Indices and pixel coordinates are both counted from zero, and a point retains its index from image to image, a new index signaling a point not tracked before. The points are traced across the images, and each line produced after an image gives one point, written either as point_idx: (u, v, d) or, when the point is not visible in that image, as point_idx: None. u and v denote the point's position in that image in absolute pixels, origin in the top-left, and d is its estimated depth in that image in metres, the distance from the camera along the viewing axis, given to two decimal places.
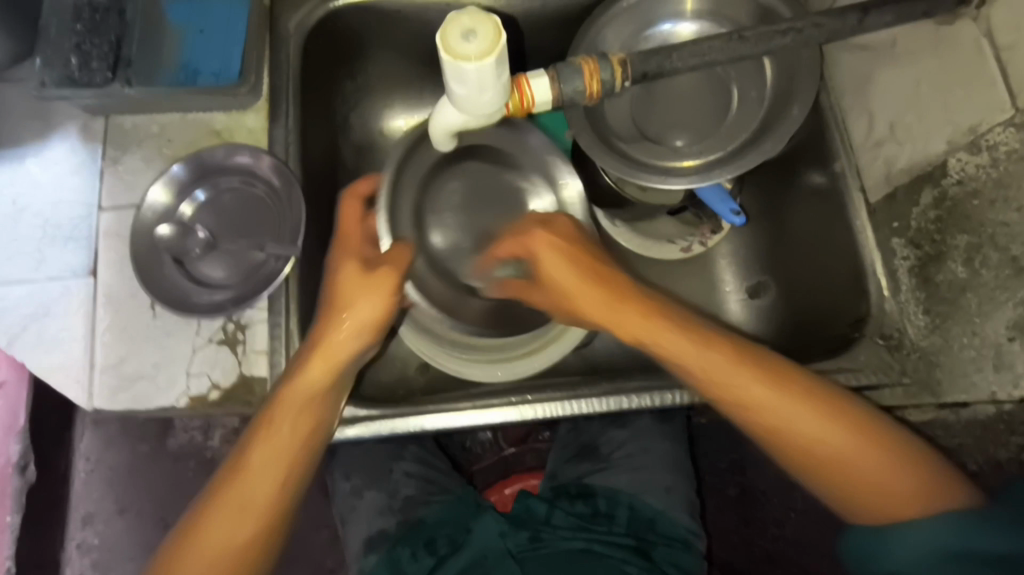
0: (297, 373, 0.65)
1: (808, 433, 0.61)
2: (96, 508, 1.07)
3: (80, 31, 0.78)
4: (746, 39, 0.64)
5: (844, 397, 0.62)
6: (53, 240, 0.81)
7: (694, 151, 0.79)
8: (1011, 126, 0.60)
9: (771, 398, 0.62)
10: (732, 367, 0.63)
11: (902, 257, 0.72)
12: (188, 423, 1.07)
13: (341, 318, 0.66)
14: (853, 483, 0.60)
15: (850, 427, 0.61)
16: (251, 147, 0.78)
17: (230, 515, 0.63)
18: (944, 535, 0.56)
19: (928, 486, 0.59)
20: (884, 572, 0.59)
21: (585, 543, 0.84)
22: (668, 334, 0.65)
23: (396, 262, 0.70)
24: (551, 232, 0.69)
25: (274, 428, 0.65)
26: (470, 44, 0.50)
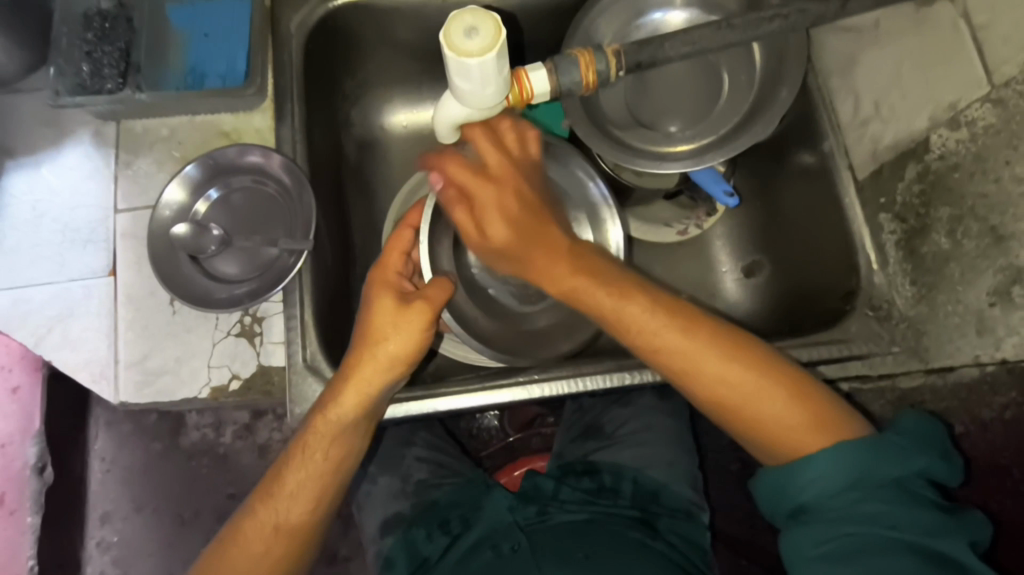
0: (331, 406, 0.67)
1: (720, 375, 0.60)
2: (115, 506, 1.10)
3: (91, 39, 0.82)
4: (735, 27, 0.66)
5: (747, 339, 0.62)
6: (71, 245, 0.83)
7: (687, 137, 0.83)
8: (988, 102, 0.65)
9: (683, 342, 0.61)
10: (648, 316, 0.63)
11: (889, 231, 0.74)
12: (200, 420, 1.11)
13: (376, 358, 0.68)
14: (759, 424, 0.59)
15: (752, 363, 0.60)
16: (260, 146, 0.81)
17: (264, 535, 0.66)
18: (843, 460, 0.55)
19: (826, 417, 0.58)
20: (793, 503, 0.56)
21: (590, 514, 0.88)
22: (592, 292, 0.64)
23: (433, 300, 0.70)
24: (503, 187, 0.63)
25: (314, 453, 0.68)
26: (473, 40, 0.53)
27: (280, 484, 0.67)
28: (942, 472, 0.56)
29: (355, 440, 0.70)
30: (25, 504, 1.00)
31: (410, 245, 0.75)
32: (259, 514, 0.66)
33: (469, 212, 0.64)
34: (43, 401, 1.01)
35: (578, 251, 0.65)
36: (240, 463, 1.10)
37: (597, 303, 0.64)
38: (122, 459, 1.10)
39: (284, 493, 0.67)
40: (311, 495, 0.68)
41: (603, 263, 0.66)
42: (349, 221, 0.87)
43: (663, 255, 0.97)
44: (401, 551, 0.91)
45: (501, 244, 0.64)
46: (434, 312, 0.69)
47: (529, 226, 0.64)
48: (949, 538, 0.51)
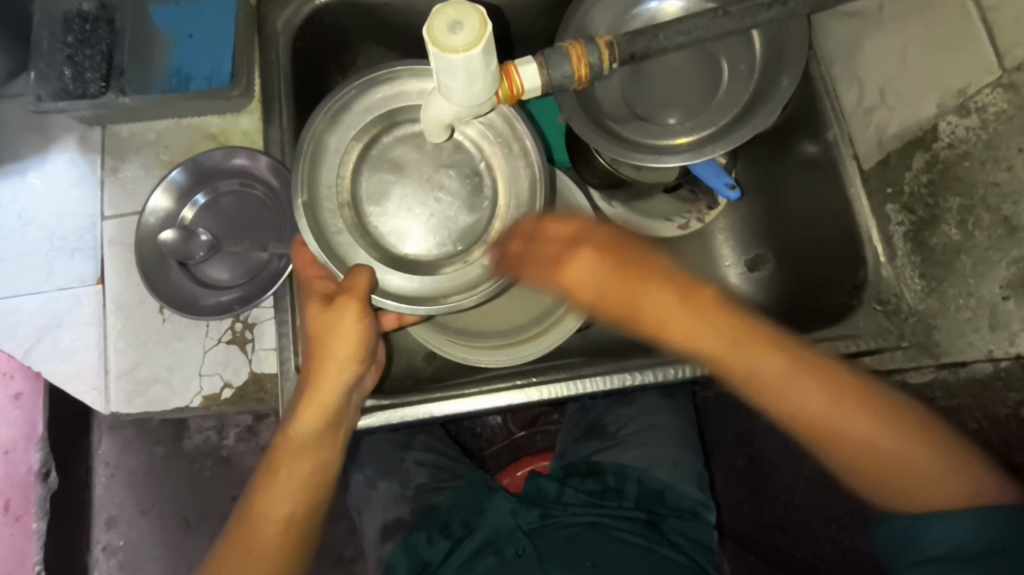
0: (289, 421, 0.67)
1: (865, 438, 0.57)
2: (119, 511, 1.09)
3: (72, 43, 0.79)
4: (732, 14, 0.63)
5: (871, 386, 0.58)
6: (59, 253, 0.82)
7: (687, 128, 0.80)
8: (999, 88, 0.61)
9: (823, 406, 0.58)
10: (788, 376, 0.58)
11: (897, 223, 0.72)
12: (202, 424, 1.10)
13: (322, 363, 0.67)
14: (893, 479, 0.56)
15: (877, 412, 0.57)
16: (247, 149, 0.79)
17: (239, 556, 0.65)
18: (987, 526, 0.52)
19: (974, 477, 0.55)
20: (916, 556, 0.54)
21: (594, 517, 0.87)
22: (681, 321, 0.60)
23: (357, 293, 0.66)
24: (599, 255, 0.62)
25: (281, 471, 0.68)
26: (458, 35, 0.49)
27: (256, 499, 0.67)
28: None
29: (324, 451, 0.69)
30: (31, 510, 1.01)
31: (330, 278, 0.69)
32: (260, 538, 0.65)
33: (556, 252, 0.63)
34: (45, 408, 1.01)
35: (683, 295, 0.60)
36: (242, 467, 1.09)
37: (707, 352, 0.60)
38: (124, 465, 1.09)
39: (269, 515, 0.66)
40: (294, 497, 0.67)
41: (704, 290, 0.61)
42: None
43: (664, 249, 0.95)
44: (402, 558, 0.90)
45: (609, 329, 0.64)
46: (363, 302, 0.65)
47: (622, 266, 0.62)
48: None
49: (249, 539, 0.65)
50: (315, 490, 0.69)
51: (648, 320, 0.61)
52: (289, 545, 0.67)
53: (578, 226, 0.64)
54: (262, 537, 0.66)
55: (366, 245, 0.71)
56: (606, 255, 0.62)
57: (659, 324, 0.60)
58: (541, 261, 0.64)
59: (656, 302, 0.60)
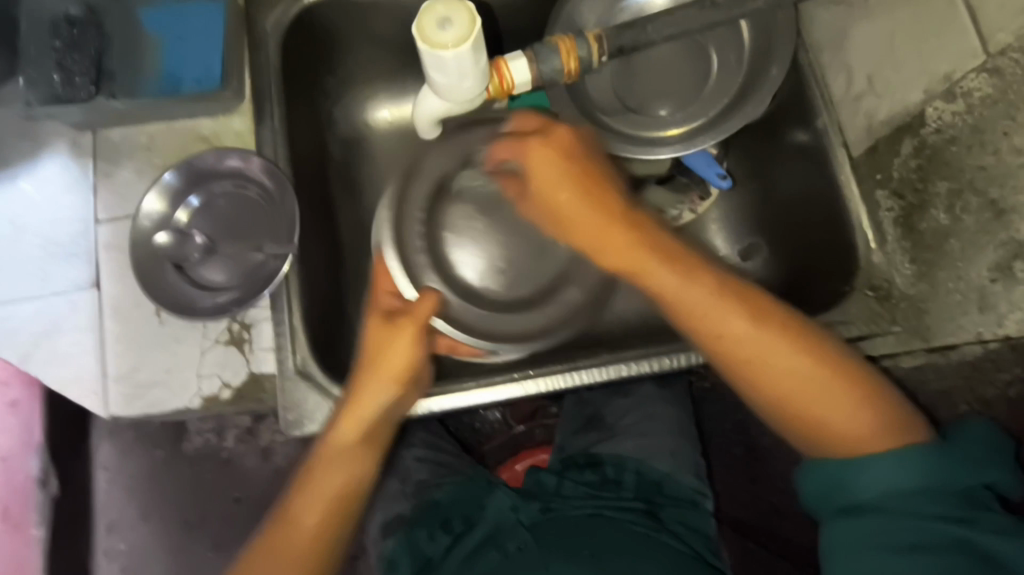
0: (330, 433, 0.68)
1: (791, 377, 0.61)
2: (120, 515, 1.10)
3: (60, 47, 0.77)
4: (718, 5, 0.63)
5: (812, 329, 0.63)
6: (53, 258, 0.80)
7: (679, 119, 0.81)
8: (984, 73, 0.64)
9: (750, 335, 0.62)
10: (717, 301, 0.63)
11: (887, 208, 0.72)
12: (202, 427, 1.13)
13: (369, 375, 0.69)
14: (820, 420, 0.60)
15: (818, 361, 0.61)
16: (239, 150, 0.79)
17: (272, 559, 0.65)
18: (920, 471, 0.55)
19: (894, 421, 0.59)
20: (849, 500, 0.57)
21: (593, 509, 0.88)
22: (659, 273, 0.64)
23: (418, 315, 0.71)
24: (549, 142, 0.66)
25: (318, 481, 0.68)
26: (448, 32, 0.49)
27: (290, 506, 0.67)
28: (1006, 485, 0.57)
29: (359, 466, 0.69)
30: (30, 517, 0.99)
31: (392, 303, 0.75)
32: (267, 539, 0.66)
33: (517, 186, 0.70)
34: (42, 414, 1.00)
35: (634, 222, 0.66)
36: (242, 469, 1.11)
37: (656, 284, 0.64)
38: (125, 469, 1.10)
39: (308, 515, 0.67)
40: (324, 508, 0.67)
41: (659, 233, 0.66)
42: (337, 223, 0.86)
43: None
44: (404, 553, 0.91)
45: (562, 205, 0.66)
46: (420, 325, 0.71)
47: (580, 179, 0.65)
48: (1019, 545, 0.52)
49: (283, 542, 0.66)
50: (346, 501, 0.68)
51: (598, 253, 0.66)
52: (322, 556, 0.67)
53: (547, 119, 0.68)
54: (295, 547, 0.66)
55: (433, 268, 0.85)
56: (565, 165, 0.65)
57: (618, 257, 0.65)
58: (507, 141, 0.68)
59: (647, 259, 0.64)
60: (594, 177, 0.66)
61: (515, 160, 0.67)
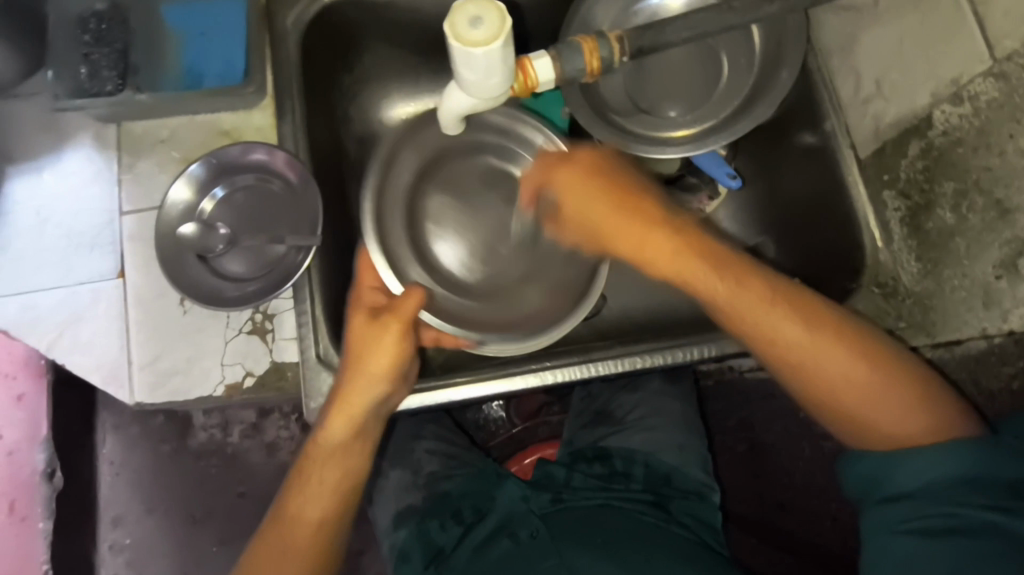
0: (319, 429, 0.69)
1: (842, 379, 0.62)
2: (125, 510, 1.18)
3: (89, 42, 0.80)
4: (735, 9, 0.65)
5: (872, 333, 0.64)
6: (78, 248, 0.81)
7: (688, 121, 0.84)
8: (990, 77, 0.64)
9: (801, 336, 0.63)
10: (768, 305, 0.64)
11: (893, 208, 0.75)
12: (207, 422, 1.20)
13: (353, 373, 0.70)
14: (857, 415, 0.63)
15: (869, 361, 0.62)
16: (264, 144, 0.80)
17: (274, 552, 0.67)
18: (949, 460, 0.58)
19: (950, 418, 0.61)
20: (887, 491, 0.61)
21: (603, 499, 0.90)
22: (698, 270, 0.66)
23: (403, 312, 0.71)
24: (576, 167, 0.70)
25: (313, 475, 0.70)
26: (478, 30, 0.51)
27: (290, 499, 0.69)
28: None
29: (353, 458, 0.71)
30: (36, 511, 1.06)
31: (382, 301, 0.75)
32: (273, 531, 0.68)
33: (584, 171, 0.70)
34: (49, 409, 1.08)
35: (676, 226, 0.68)
36: (249, 463, 1.19)
37: (714, 296, 0.66)
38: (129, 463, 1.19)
39: (308, 504, 0.69)
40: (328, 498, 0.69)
41: (710, 242, 0.68)
42: (352, 219, 0.88)
43: None
44: (415, 543, 0.93)
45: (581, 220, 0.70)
46: (404, 321, 0.70)
47: (616, 201, 0.68)
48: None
49: (284, 534, 0.68)
50: (343, 490, 0.70)
51: (635, 244, 0.68)
52: (322, 549, 0.69)
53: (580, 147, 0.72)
54: (295, 539, 0.68)
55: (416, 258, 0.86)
56: (593, 183, 0.69)
57: (670, 267, 0.67)
58: (544, 159, 0.75)
59: (684, 257, 0.66)
60: (628, 194, 0.68)
61: (549, 182, 0.72)
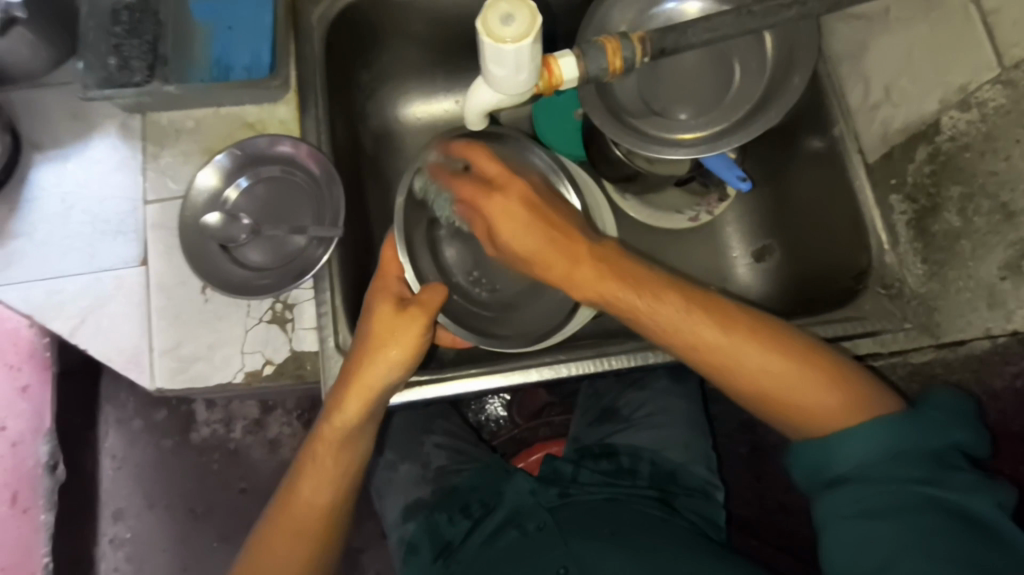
0: (334, 415, 0.70)
1: (770, 380, 0.65)
2: (127, 503, 1.22)
3: (120, 33, 0.82)
4: (755, 13, 0.67)
5: (772, 326, 0.67)
6: (104, 236, 0.83)
7: (700, 123, 0.86)
8: (999, 84, 0.66)
9: (719, 339, 0.66)
10: (684, 315, 0.67)
11: (900, 211, 0.77)
12: (210, 417, 1.24)
13: (365, 353, 0.70)
14: (797, 406, 0.64)
15: (777, 351, 0.65)
16: (290, 136, 0.82)
17: (286, 537, 0.70)
18: (882, 435, 0.60)
19: (862, 402, 0.63)
20: (831, 475, 0.61)
21: (610, 495, 0.91)
22: (626, 296, 0.69)
23: (427, 306, 0.71)
24: (512, 193, 0.71)
25: (323, 458, 0.72)
26: (510, 27, 0.53)
27: (296, 484, 0.72)
28: (974, 447, 0.61)
29: (360, 442, 0.73)
30: (37, 502, 1.10)
31: (400, 290, 0.75)
32: (278, 517, 0.71)
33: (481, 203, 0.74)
34: (51, 401, 1.12)
35: (600, 253, 0.71)
36: (250, 459, 1.23)
37: (630, 308, 0.69)
38: (131, 457, 1.24)
39: (300, 496, 0.71)
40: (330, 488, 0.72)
41: (633, 263, 0.71)
42: (368, 214, 0.90)
43: (674, 241, 1.01)
44: (424, 538, 0.94)
45: (520, 247, 0.71)
46: (429, 315, 0.71)
47: (540, 226, 0.71)
48: (986, 496, 0.56)
49: (286, 519, 0.71)
50: (342, 480, 0.73)
51: (568, 270, 0.71)
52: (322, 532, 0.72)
53: (504, 171, 0.74)
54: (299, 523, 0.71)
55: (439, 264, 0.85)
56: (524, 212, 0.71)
57: (589, 292, 0.71)
58: (469, 185, 0.74)
59: (603, 278, 0.70)
60: (556, 221, 0.71)
61: (479, 208, 0.74)
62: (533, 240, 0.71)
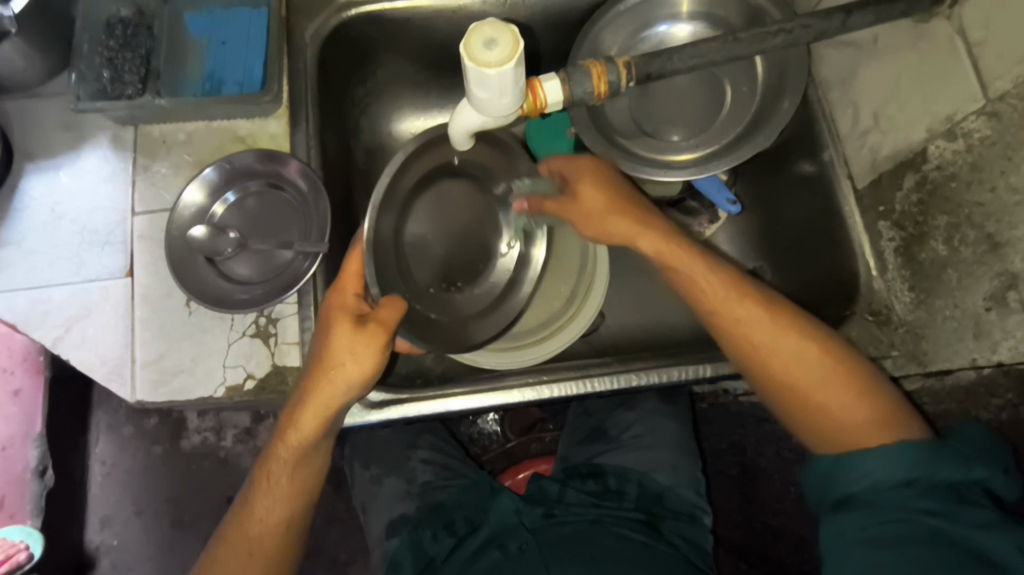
0: (291, 428, 0.69)
1: (803, 374, 0.67)
2: (114, 510, 1.22)
3: (114, 46, 0.83)
4: (741, 40, 0.67)
5: (816, 326, 0.69)
6: (90, 246, 0.83)
7: (691, 145, 0.86)
8: (983, 116, 0.65)
9: (762, 325, 0.69)
10: (733, 296, 0.71)
11: (888, 238, 0.77)
12: (201, 425, 1.23)
13: (323, 369, 0.68)
14: (826, 405, 0.66)
15: (817, 348, 0.68)
16: (277, 152, 0.82)
17: (237, 556, 0.71)
18: (901, 462, 0.60)
19: (889, 418, 0.64)
20: (843, 494, 0.63)
21: (595, 516, 0.90)
22: (687, 261, 0.73)
23: (386, 321, 0.69)
24: (598, 167, 0.78)
25: (279, 477, 0.72)
26: (493, 51, 0.53)
27: (250, 499, 0.72)
28: (1003, 484, 0.58)
29: (317, 455, 0.73)
30: (25, 507, 1.07)
31: (360, 306, 0.71)
32: (228, 532, 0.72)
33: (563, 193, 0.79)
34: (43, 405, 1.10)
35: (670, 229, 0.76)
36: (240, 468, 1.22)
37: (697, 289, 0.73)
38: (120, 464, 1.23)
39: (254, 517, 0.72)
40: (283, 506, 0.72)
41: (692, 243, 0.76)
42: (358, 228, 0.90)
43: None
44: (407, 553, 0.93)
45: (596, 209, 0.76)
46: (388, 334, 0.69)
47: (623, 202, 0.76)
48: (1002, 536, 0.54)
49: (239, 529, 0.71)
50: (302, 496, 0.73)
51: (630, 234, 0.76)
52: (279, 544, 0.72)
53: (575, 159, 0.79)
54: (250, 540, 0.71)
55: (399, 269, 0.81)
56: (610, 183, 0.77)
57: (651, 247, 0.74)
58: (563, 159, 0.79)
59: (671, 247, 0.74)
60: (632, 200, 0.77)
61: (569, 180, 0.79)
62: (605, 204, 0.76)
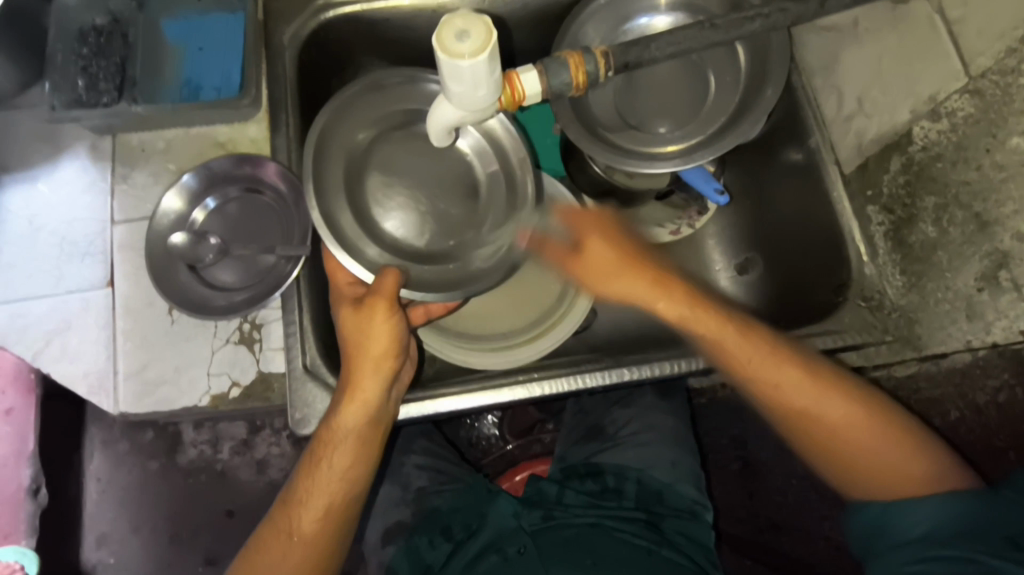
0: (332, 416, 0.68)
1: (842, 427, 0.66)
2: (111, 528, 1.19)
3: (87, 54, 0.82)
4: (718, 27, 0.67)
5: (848, 378, 0.68)
6: (69, 257, 0.83)
7: (677, 136, 0.84)
8: (966, 93, 0.68)
9: (801, 387, 0.67)
10: (771, 355, 0.68)
11: (878, 223, 0.76)
12: (198, 438, 1.21)
13: (361, 363, 0.69)
14: (864, 458, 0.65)
15: (858, 405, 0.66)
16: (258, 155, 0.82)
17: (278, 546, 0.68)
18: (949, 511, 0.60)
19: (933, 469, 0.64)
20: (895, 540, 0.62)
21: (595, 518, 0.88)
22: (715, 318, 0.70)
23: (383, 291, 0.69)
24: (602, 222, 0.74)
25: (321, 467, 0.69)
26: (464, 43, 0.52)
27: (295, 496, 0.69)
28: None
29: (362, 454, 0.70)
30: None
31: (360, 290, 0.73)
32: (276, 518, 0.69)
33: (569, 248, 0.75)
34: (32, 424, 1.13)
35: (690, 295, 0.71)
36: (237, 480, 1.20)
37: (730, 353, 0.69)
38: (116, 480, 1.21)
39: (303, 512, 0.69)
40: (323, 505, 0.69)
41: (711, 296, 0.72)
42: None
43: None
44: (404, 561, 0.91)
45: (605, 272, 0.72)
46: (390, 301, 0.69)
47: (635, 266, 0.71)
48: None
49: (288, 525, 0.69)
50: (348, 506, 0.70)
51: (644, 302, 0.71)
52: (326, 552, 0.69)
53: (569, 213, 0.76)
54: (293, 546, 0.68)
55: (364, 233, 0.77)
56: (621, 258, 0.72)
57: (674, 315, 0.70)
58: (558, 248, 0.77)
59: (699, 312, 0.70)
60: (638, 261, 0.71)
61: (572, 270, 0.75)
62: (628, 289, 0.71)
